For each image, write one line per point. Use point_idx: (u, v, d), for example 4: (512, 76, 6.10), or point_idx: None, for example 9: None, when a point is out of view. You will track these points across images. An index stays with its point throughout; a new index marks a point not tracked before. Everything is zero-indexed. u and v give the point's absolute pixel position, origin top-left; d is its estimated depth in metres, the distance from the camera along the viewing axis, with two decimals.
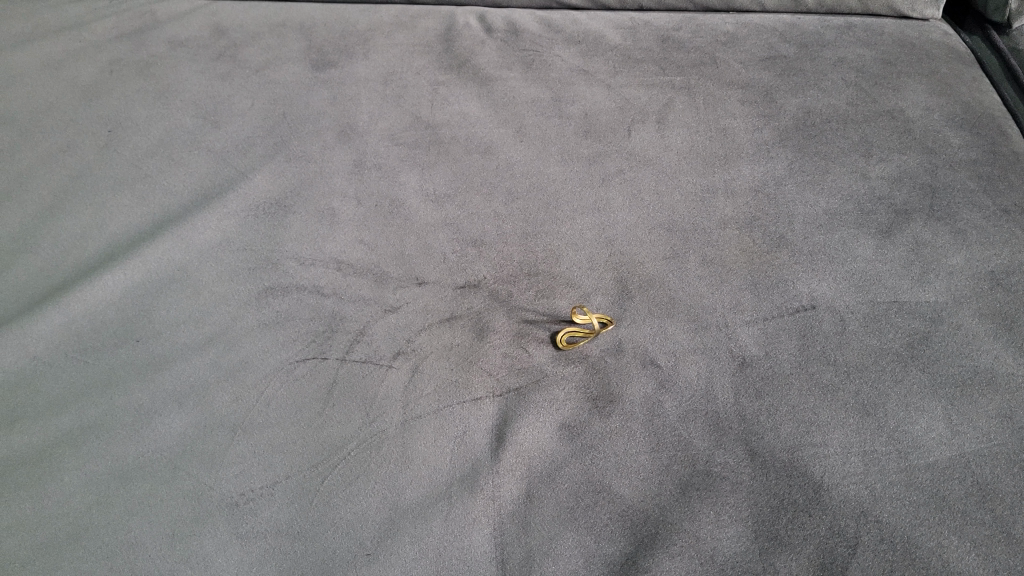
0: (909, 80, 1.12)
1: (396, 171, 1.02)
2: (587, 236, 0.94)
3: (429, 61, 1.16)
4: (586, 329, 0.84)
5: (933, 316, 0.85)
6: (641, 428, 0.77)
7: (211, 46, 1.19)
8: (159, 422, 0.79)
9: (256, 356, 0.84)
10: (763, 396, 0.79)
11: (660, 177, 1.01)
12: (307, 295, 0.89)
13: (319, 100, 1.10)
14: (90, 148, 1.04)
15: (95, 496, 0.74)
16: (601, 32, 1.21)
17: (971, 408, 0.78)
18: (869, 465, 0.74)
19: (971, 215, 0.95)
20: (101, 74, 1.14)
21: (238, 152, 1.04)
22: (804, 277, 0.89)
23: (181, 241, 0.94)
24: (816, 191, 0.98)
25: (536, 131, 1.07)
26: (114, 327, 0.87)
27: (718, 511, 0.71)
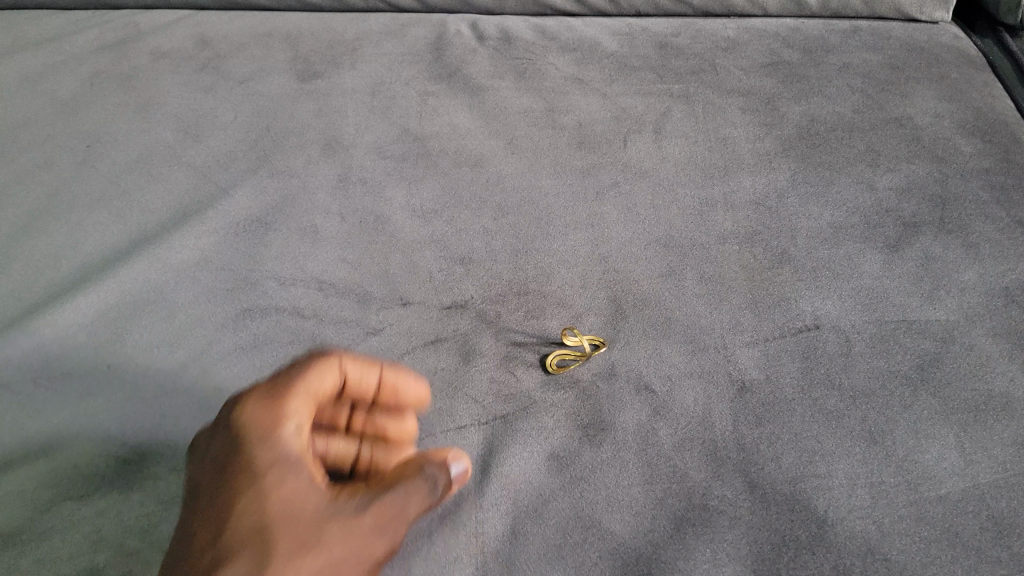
0: (917, 86, 1.07)
1: (382, 187, 0.98)
2: (579, 252, 0.90)
3: (419, 70, 1.12)
4: (574, 350, 0.80)
5: (944, 336, 0.81)
6: (634, 459, 0.73)
7: (194, 57, 1.14)
8: (128, 455, 0.75)
9: (231, 382, 0.80)
10: (763, 422, 0.75)
11: (657, 190, 0.96)
12: (288, 318, 0.86)
13: (304, 112, 1.06)
14: (67, 163, 1.00)
15: (59, 536, 0.70)
16: (596, 39, 1.16)
17: (985, 436, 0.73)
18: (877, 498, 0.69)
19: (984, 228, 0.91)
20: (81, 88, 1.09)
21: (219, 167, 1.00)
22: (807, 295, 0.85)
23: (157, 260, 0.90)
24: (820, 203, 0.94)
25: (528, 143, 1.03)
26: (85, 354, 0.83)
27: (715, 548, 0.67)
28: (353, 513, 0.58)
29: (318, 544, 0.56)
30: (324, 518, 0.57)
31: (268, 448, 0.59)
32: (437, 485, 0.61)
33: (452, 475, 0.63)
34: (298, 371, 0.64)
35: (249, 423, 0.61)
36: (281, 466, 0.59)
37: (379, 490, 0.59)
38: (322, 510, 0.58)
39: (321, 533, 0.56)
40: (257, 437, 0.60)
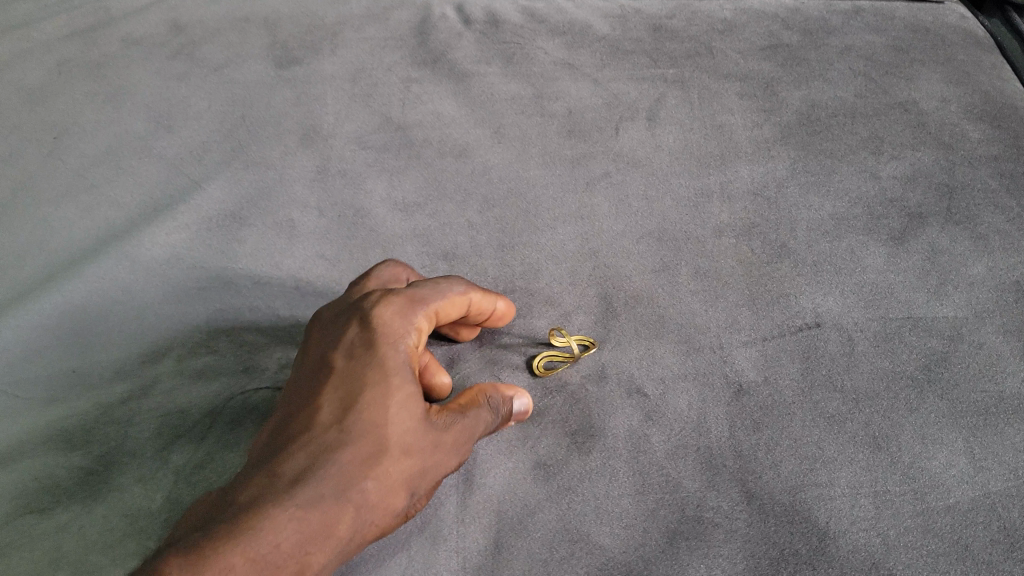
0: (922, 69, 1.03)
1: (362, 178, 0.94)
2: (568, 247, 0.86)
3: (402, 56, 1.08)
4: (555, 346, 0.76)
5: (952, 334, 0.77)
6: (625, 467, 0.69)
7: (167, 43, 1.09)
8: (91, 466, 0.71)
9: (201, 387, 0.76)
10: (761, 428, 0.71)
11: (650, 180, 0.92)
12: (262, 319, 0.82)
13: (282, 100, 1.02)
14: (33, 156, 0.95)
15: (16, 554, 0.66)
16: (587, 21, 1.11)
17: (995, 441, 0.70)
18: (882, 509, 0.65)
19: (993, 219, 0.87)
20: (49, 76, 1.04)
21: (192, 159, 0.95)
22: (808, 291, 0.81)
23: (125, 258, 0.86)
24: (821, 193, 0.90)
25: (515, 132, 0.98)
26: (48, 358, 0.79)
27: (710, 564, 0.63)
28: (451, 429, 0.62)
29: (420, 453, 0.59)
30: (433, 428, 0.60)
31: (393, 350, 0.61)
32: (500, 413, 0.66)
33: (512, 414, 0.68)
34: (435, 291, 0.67)
35: (381, 322, 0.63)
36: (404, 370, 0.61)
37: (469, 413, 0.63)
38: (431, 421, 0.61)
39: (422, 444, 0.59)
40: (385, 339, 0.61)
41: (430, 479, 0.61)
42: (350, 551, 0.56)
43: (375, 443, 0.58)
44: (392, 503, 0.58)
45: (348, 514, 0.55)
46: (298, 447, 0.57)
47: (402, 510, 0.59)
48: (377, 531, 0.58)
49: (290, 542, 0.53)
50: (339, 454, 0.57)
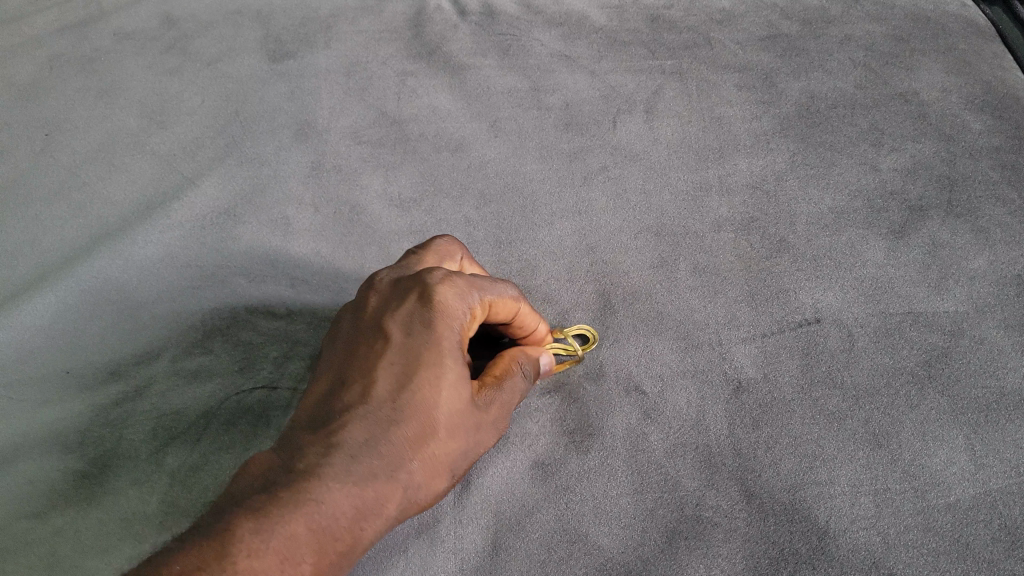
0: (923, 59, 1.02)
1: (358, 174, 0.93)
2: (566, 242, 0.85)
3: (397, 48, 1.07)
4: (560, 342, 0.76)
5: (952, 329, 0.76)
6: (623, 466, 0.68)
7: (160, 37, 1.08)
8: (86, 469, 0.71)
9: (196, 388, 0.76)
10: (761, 425, 0.70)
11: (648, 174, 0.91)
12: (258, 318, 0.81)
13: (276, 94, 1.01)
14: (24, 153, 0.94)
15: (12, 557, 0.65)
16: (584, 13, 1.10)
17: (997, 437, 0.69)
18: (882, 508, 0.65)
19: (994, 211, 0.86)
20: (41, 72, 1.03)
21: (185, 155, 0.95)
22: (807, 286, 0.80)
23: (118, 257, 0.85)
24: (821, 186, 0.89)
25: (512, 125, 0.97)
26: (42, 360, 0.78)
27: (709, 564, 0.62)
28: (493, 412, 0.62)
29: (466, 433, 0.59)
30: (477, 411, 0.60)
31: (450, 330, 0.60)
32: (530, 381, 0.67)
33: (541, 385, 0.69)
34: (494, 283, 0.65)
35: (441, 301, 0.61)
36: (458, 352, 0.60)
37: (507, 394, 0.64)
38: (475, 404, 0.61)
39: (468, 424, 0.59)
40: (444, 318, 0.60)
41: (468, 460, 0.61)
42: (392, 526, 0.56)
43: (427, 423, 0.57)
44: (435, 483, 0.58)
45: (400, 491, 0.55)
46: (354, 418, 0.56)
47: (442, 489, 0.59)
48: (417, 508, 0.58)
49: (345, 518, 0.52)
50: (393, 430, 0.56)
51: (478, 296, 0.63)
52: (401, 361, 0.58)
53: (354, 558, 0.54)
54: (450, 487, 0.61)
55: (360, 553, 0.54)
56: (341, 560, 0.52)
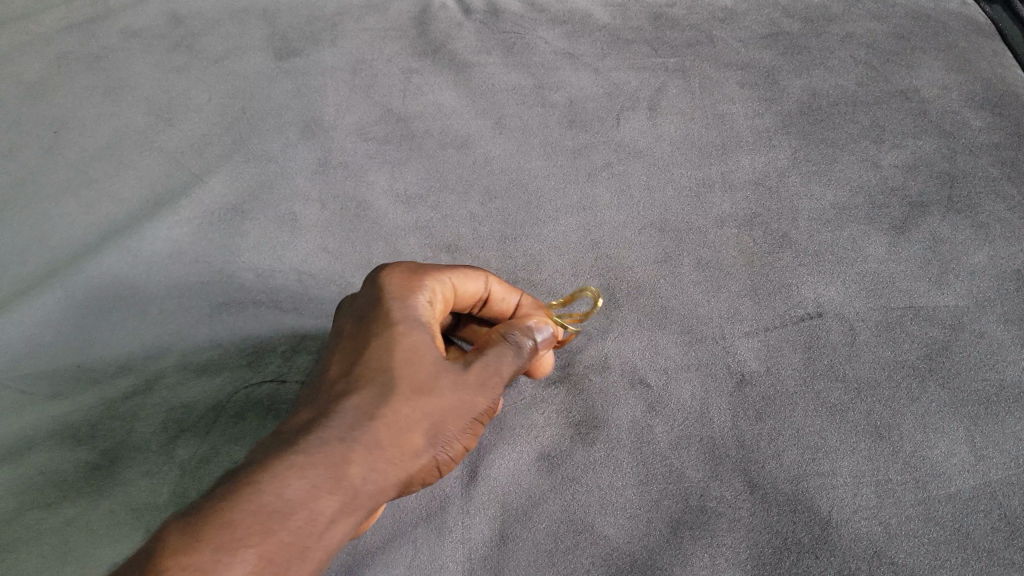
0: (923, 56, 1.03)
1: (364, 170, 0.94)
2: (570, 238, 0.86)
3: (402, 46, 1.08)
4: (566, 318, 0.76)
5: (953, 323, 0.77)
6: (628, 457, 0.69)
7: (167, 35, 1.09)
8: (98, 461, 0.71)
9: (206, 382, 0.77)
10: (764, 418, 0.71)
11: (652, 170, 0.92)
12: (265, 312, 0.82)
13: (282, 92, 1.02)
14: (34, 151, 0.95)
15: (28, 549, 0.66)
16: (587, 11, 1.11)
17: (996, 429, 0.70)
18: (883, 498, 0.66)
19: (994, 207, 0.87)
20: (48, 70, 1.04)
21: (193, 152, 0.95)
22: (809, 281, 0.81)
23: (127, 253, 0.86)
24: (822, 182, 0.90)
25: (516, 122, 0.98)
26: (53, 355, 0.79)
27: (713, 554, 0.63)
28: (466, 376, 0.62)
29: (433, 392, 0.60)
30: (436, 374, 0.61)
31: (400, 308, 0.64)
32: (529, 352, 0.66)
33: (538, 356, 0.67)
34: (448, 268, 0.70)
35: (385, 286, 0.66)
36: (408, 325, 0.63)
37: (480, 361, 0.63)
38: (446, 368, 0.62)
39: (435, 384, 0.60)
40: (391, 298, 0.64)
41: (440, 424, 0.60)
42: (360, 492, 0.55)
43: (377, 388, 0.59)
44: (398, 443, 0.57)
45: (352, 449, 0.56)
46: (315, 400, 0.59)
47: (422, 458, 0.59)
48: (387, 473, 0.57)
49: (301, 484, 0.53)
50: (351, 399, 0.58)
51: (432, 277, 0.67)
52: (356, 345, 0.63)
53: (315, 521, 0.53)
54: (431, 458, 0.59)
55: (323, 517, 0.53)
56: (307, 531, 0.52)
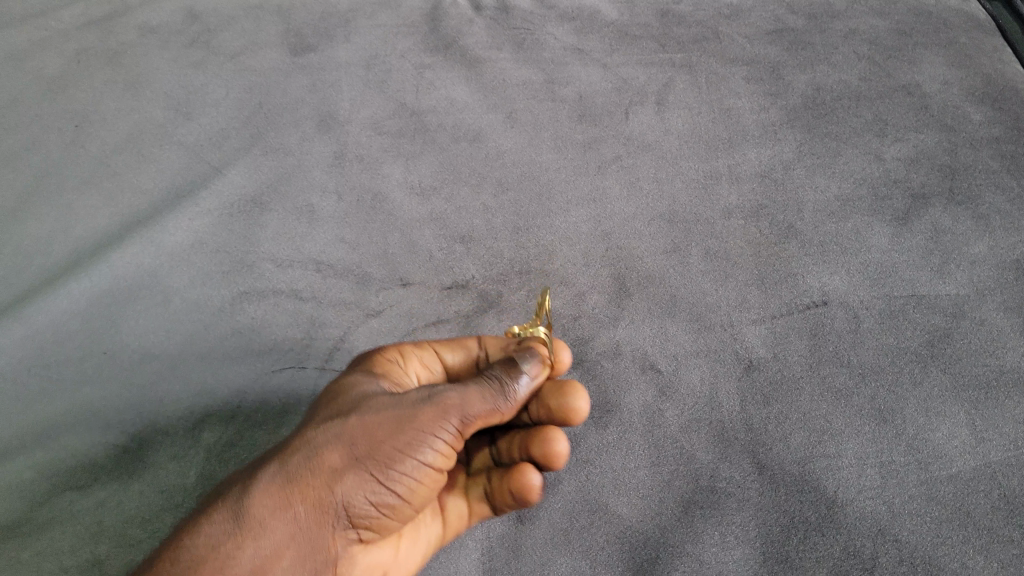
0: (924, 52, 1.05)
1: (379, 163, 0.96)
2: (581, 229, 0.88)
3: (414, 42, 1.10)
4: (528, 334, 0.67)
5: (954, 311, 0.80)
6: (641, 440, 0.72)
7: (183, 31, 1.11)
8: (127, 444, 0.73)
9: (229, 368, 0.79)
10: (772, 402, 0.73)
11: (661, 163, 0.94)
12: (285, 300, 0.84)
13: (298, 87, 1.04)
14: (56, 145, 0.97)
15: (61, 527, 0.68)
16: (595, 8, 1.13)
17: (996, 413, 0.72)
18: (887, 478, 0.68)
19: (994, 199, 0.89)
20: (68, 65, 1.06)
21: (212, 146, 0.98)
22: (815, 270, 0.83)
23: (150, 243, 0.87)
24: (827, 175, 0.92)
25: (527, 116, 1.00)
26: (79, 342, 0.81)
27: (723, 532, 0.66)
28: (415, 396, 0.56)
29: (369, 410, 0.55)
30: (374, 399, 0.56)
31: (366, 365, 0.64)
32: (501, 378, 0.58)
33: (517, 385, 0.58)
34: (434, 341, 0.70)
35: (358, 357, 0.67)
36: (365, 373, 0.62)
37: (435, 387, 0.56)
38: (396, 397, 0.56)
39: (375, 405, 0.55)
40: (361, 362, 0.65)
41: (368, 441, 0.53)
42: (267, 510, 0.51)
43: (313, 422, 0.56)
44: (313, 459, 0.52)
45: (263, 468, 0.53)
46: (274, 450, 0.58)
47: (355, 479, 0.52)
48: (300, 487, 0.52)
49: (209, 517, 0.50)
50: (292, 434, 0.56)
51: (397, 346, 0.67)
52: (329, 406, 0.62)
53: (213, 538, 0.49)
54: (359, 477, 0.52)
55: (218, 534, 0.49)
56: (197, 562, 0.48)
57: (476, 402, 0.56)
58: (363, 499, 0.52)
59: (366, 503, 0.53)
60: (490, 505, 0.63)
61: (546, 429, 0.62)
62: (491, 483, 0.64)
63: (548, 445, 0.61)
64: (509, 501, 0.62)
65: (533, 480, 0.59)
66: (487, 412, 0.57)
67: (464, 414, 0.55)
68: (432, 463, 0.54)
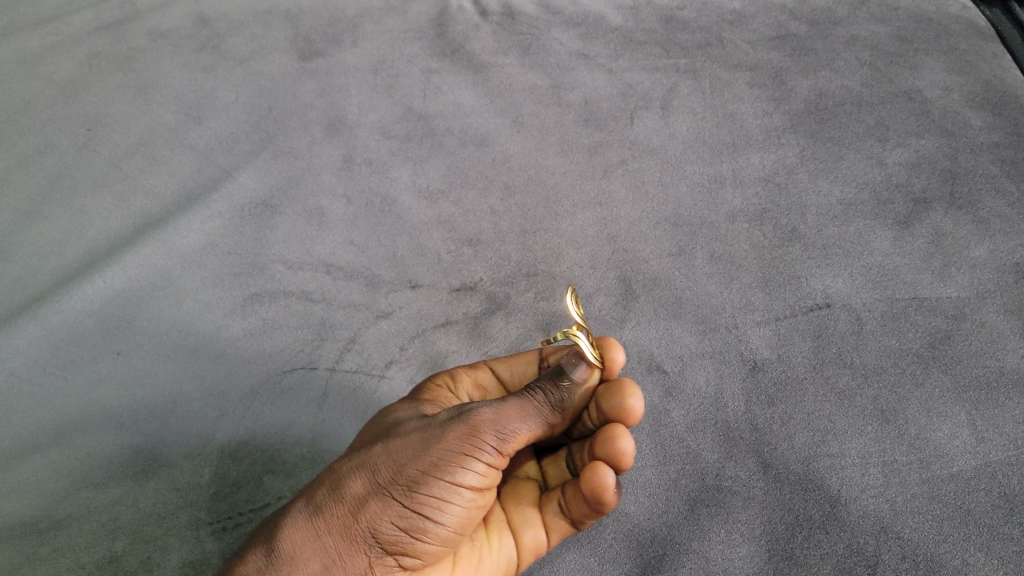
0: (925, 58, 1.07)
1: (387, 167, 0.97)
2: (588, 232, 0.90)
3: (422, 47, 1.11)
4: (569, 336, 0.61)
5: (955, 313, 0.81)
6: (648, 440, 0.73)
7: (193, 36, 1.12)
8: (142, 442, 0.74)
9: (241, 368, 0.80)
10: (776, 402, 0.75)
11: (665, 167, 0.96)
12: (295, 302, 0.85)
13: (307, 92, 1.05)
14: (69, 148, 0.98)
15: (76, 524, 0.69)
16: (600, 14, 1.15)
17: (996, 413, 0.74)
18: (890, 477, 0.69)
19: (994, 203, 0.90)
20: (80, 69, 1.07)
21: (222, 149, 0.99)
22: (818, 273, 0.84)
23: (163, 245, 0.89)
24: (829, 179, 0.93)
25: (533, 121, 1.02)
26: (94, 341, 0.82)
27: (729, 529, 0.67)
28: (447, 419, 0.56)
29: (398, 438, 0.56)
30: (410, 426, 0.57)
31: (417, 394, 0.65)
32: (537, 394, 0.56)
33: (557, 401, 0.57)
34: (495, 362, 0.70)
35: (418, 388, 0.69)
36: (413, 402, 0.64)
37: (470, 407, 0.56)
38: (432, 421, 0.57)
39: (407, 432, 0.56)
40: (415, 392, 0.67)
41: (392, 467, 0.53)
42: (300, 540, 0.54)
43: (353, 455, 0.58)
44: (343, 489, 0.55)
45: (297, 505, 0.56)
46: None
47: (380, 507, 0.53)
48: (329, 516, 0.54)
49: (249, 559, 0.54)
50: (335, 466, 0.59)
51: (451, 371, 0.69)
52: None
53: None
54: (383, 503, 0.53)
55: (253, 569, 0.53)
56: None
57: (509, 419, 0.55)
58: (389, 525, 0.53)
59: (394, 527, 0.53)
60: (568, 518, 0.61)
61: (610, 428, 0.58)
62: (565, 497, 0.61)
63: (613, 444, 0.57)
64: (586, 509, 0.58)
65: (605, 479, 0.56)
66: (519, 428, 0.55)
67: (498, 431, 0.54)
68: (463, 485, 0.53)
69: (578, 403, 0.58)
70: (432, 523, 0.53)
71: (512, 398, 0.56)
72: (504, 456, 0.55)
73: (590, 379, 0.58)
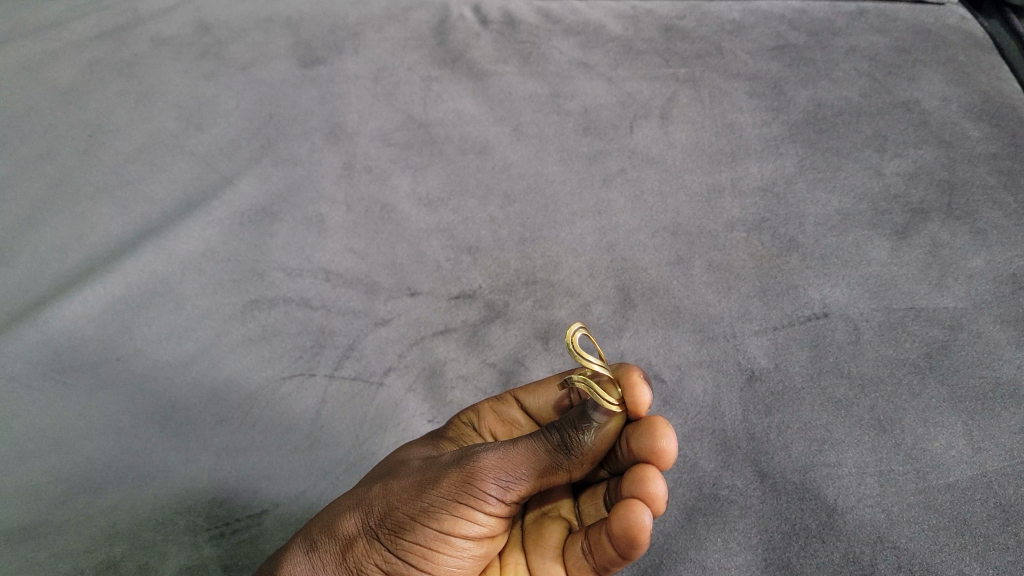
0: (924, 69, 1.07)
1: (387, 175, 0.98)
2: (587, 241, 0.90)
3: (422, 55, 1.12)
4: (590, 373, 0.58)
5: (952, 324, 0.81)
6: None
7: (195, 43, 1.13)
8: (140, 448, 0.74)
9: (240, 375, 0.80)
10: (774, 411, 0.75)
11: (664, 176, 0.96)
12: (295, 308, 0.86)
13: (308, 99, 1.06)
14: (70, 154, 0.99)
15: (75, 530, 0.68)
16: (601, 22, 1.15)
17: (993, 423, 0.74)
18: (886, 487, 0.70)
19: (991, 214, 0.90)
20: (81, 75, 1.08)
21: (223, 156, 0.99)
22: (816, 283, 0.85)
23: (163, 252, 0.89)
24: (828, 189, 0.94)
25: (533, 129, 1.02)
26: (94, 347, 0.82)
27: (726, 538, 0.67)
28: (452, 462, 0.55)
29: (398, 479, 0.57)
30: (416, 465, 0.58)
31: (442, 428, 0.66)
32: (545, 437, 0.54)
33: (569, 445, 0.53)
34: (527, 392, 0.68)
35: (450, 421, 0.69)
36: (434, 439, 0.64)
37: (477, 450, 0.55)
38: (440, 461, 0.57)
39: (411, 472, 0.57)
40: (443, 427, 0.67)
41: (384, 509, 0.55)
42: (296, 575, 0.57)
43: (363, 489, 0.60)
44: (337, 526, 0.56)
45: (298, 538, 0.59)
46: None
47: (370, 548, 0.55)
48: (321, 553, 0.56)
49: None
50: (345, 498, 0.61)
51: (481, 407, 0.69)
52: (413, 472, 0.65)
53: None
54: (371, 546, 0.55)
55: None
56: None
57: (510, 467, 0.53)
58: (376, 567, 0.55)
59: (382, 569, 0.55)
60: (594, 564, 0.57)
61: (641, 469, 0.55)
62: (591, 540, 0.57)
63: (643, 487, 0.54)
64: (613, 554, 0.55)
65: (641, 519, 0.52)
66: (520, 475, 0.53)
67: (496, 479, 0.53)
68: (455, 534, 0.53)
69: (601, 445, 0.54)
70: (420, 570, 0.54)
71: (523, 440, 0.54)
72: (507, 503, 0.54)
73: (609, 424, 0.53)
